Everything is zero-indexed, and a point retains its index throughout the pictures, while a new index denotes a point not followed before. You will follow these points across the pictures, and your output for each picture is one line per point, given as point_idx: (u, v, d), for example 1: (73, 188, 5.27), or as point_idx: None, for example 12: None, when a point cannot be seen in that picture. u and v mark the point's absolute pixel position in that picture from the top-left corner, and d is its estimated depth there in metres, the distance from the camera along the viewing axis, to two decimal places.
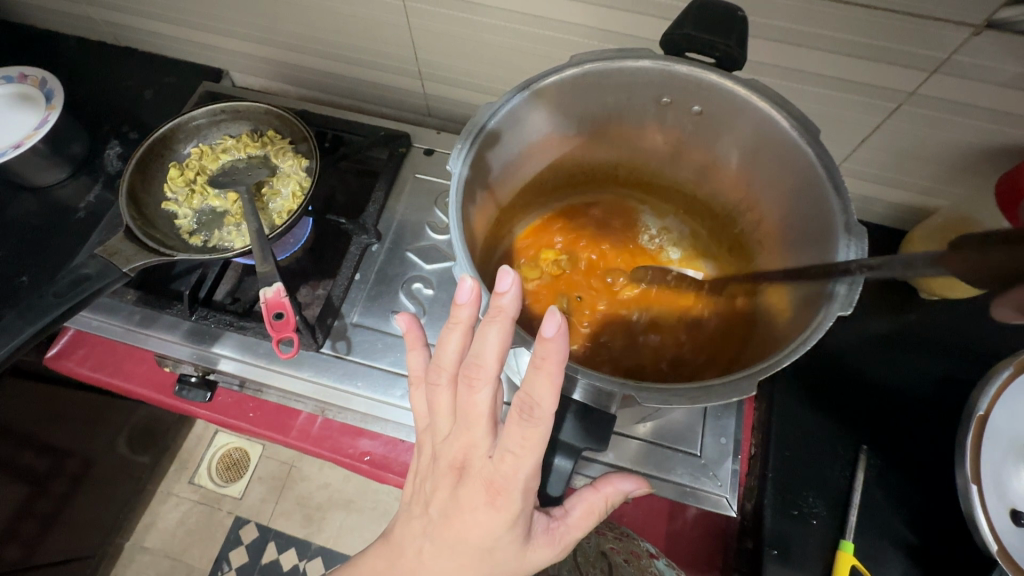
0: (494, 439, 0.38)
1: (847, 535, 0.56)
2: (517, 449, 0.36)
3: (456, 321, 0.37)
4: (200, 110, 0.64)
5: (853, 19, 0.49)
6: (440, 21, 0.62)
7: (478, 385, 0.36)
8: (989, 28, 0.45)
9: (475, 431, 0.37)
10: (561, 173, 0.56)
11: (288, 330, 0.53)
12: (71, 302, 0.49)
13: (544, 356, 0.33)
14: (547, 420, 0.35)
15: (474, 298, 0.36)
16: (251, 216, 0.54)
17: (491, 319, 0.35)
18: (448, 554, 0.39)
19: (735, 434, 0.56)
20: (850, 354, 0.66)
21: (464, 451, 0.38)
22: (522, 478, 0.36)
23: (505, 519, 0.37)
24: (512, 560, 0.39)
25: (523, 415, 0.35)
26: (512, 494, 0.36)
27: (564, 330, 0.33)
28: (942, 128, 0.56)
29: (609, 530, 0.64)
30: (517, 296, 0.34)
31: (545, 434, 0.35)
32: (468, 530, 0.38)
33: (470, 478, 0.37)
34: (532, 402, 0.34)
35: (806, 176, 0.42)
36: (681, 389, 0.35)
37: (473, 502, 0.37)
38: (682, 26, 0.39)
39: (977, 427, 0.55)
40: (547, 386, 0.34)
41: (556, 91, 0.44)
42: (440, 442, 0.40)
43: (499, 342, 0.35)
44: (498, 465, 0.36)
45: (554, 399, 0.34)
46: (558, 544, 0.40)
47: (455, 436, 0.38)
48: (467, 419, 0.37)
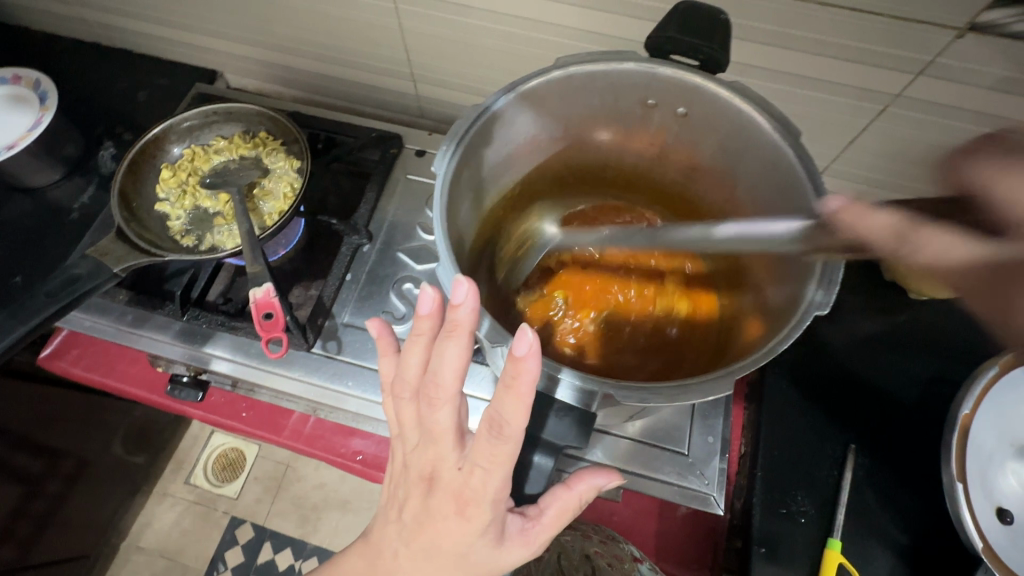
0: (462, 453, 0.37)
1: (835, 533, 0.57)
2: (486, 464, 0.36)
3: (419, 333, 0.37)
4: (193, 111, 0.64)
5: (837, 22, 0.49)
6: (431, 23, 0.63)
7: (440, 402, 0.36)
8: (971, 30, 0.46)
9: (441, 446, 0.37)
10: (549, 173, 0.56)
11: (277, 330, 0.54)
12: (64, 301, 0.50)
13: (514, 376, 0.33)
14: (515, 437, 0.35)
15: (436, 310, 0.36)
16: (241, 216, 0.55)
17: (449, 334, 0.34)
18: (423, 559, 0.39)
19: (722, 432, 0.57)
20: (839, 354, 0.66)
21: (433, 463, 0.38)
22: (491, 490, 0.36)
23: (475, 527, 0.37)
24: (486, 564, 0.39)
25: (491, 432, 0.35)
26: (481, 504, 0.37)
27: (536, 351, 0.32)
28: (928, 130, 0.57)
29: (595, 533, 0.64)
30: (474, 309, 0.33)
31: (514, 450, 0.35)
32: (440, 538, 0.38)
33: (439, 489, 0.38)
34: (500, 420, 0.34)
35: (789, 179, 0.42)
36: (659, 388, 0.35)
37: (443, 511, 0.38)
38: (666, 29, 0.40)
39: (964, 426, 0.56)
40: (515, 405, 0.34)
41: (541, 94, 0.44)
42: (409, 454, 0.40)
43: (460, 358, 0.34)
44: (467, 479, 0.37)
45: (522, 417, 0.34)
46: (533, 544, 0.40)
47: (423, 448, 0.38)
48: (433, 435, 0.37)
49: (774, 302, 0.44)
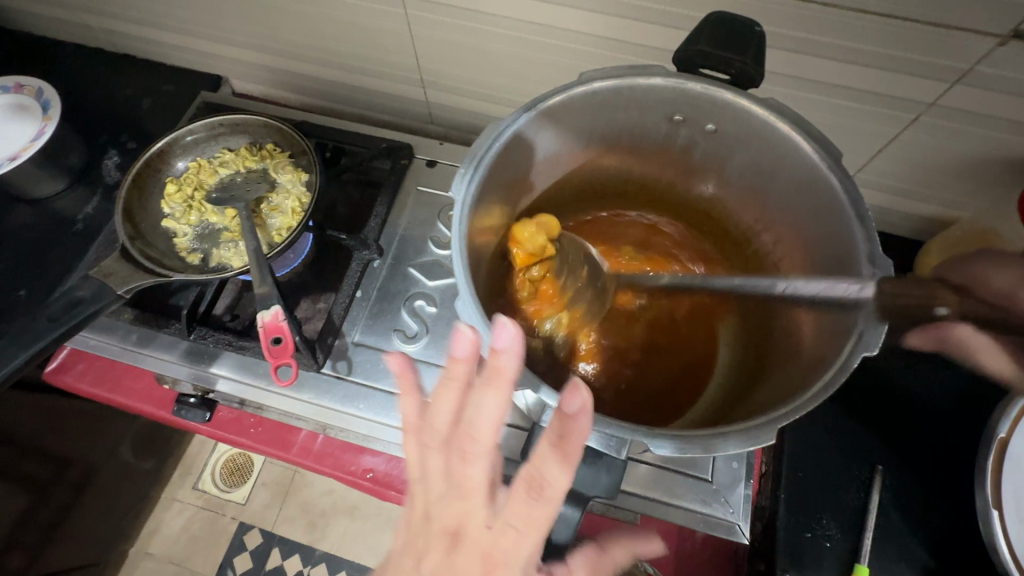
0: (492, 510, 0.37)
1: (863, 560, 0.55)
2: (519, 525, 0.36)
3: (452, 383, 0.36)
4: (198, 123, 0.62)
5: (871, 29, 0.47)
6: (443, 30, 0.61)
7: (476, 457, 0.36)
8: (1016, 37, 0.43)
9: (472, 501, 0.37)
10: (569, 190, 0.54)
11: (286, 356, 0.52)
12: (67, 325, 0.48)
13: (558, 441, 0.33)
14: (554, 500, 0.35)
15: (475, 359, 0.35)
16: (249, 234, 0.53)
17: (492, 389, 0.34)
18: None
19: (748, 458, 0.54)
20: (869, 370, 0.64)
21: (460, 517, 0.37)
22: (522, 553, 0.36)
23: None
24: None
25: (530, 491, 0.35)
26: (510, 567, 0.36)
27: (586, 412, 0.32)
28: (963, 139, 0.54)
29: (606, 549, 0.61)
30: (518, 364, 0.33)
31: (551, 514, 0.35)
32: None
33: (464, 547, 0.36)
34: (542, 482, 0.35)
35: (828, 203, 0.40)
36: (693, 436, 0.33)
37: (467, 571, 0.36)
38: (695, 42, 0.38)
39: (999, 448, 0.54)
40: (559, 466, 0.34)
41: (564, 110, 0.42)
42: (430, 507, 0.38)
43: (500, 411, 0.34)
44: (498, 538, 0.36)
45: (564, 479, 0.34)
46: None
47: (450, 501, 0.37)
48: (465, 490, 0.37)
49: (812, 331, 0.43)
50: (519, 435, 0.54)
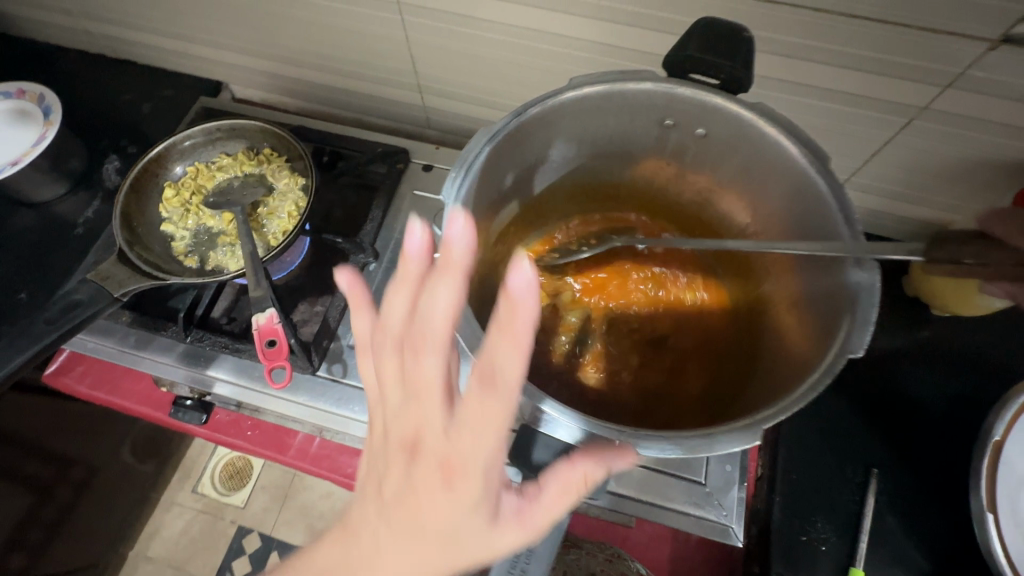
0: (449, 414, 0.33)
1: (857, 563, 0.55)
2: (476, 425, 0.32)
3: (405, 277, 0.36)
4: (196, 128, 0.62)
5: (862, 34, 0.47)
6: (440, 36, 0.61)
7: (429, 350, 0.33)
8: (1006, 42, 0.44)
9: (426, 405, 0.33)
10: (561, 194, 0.54)
11: (281, 358, 0.53)
12: (64, 328, 0.48)
13: (507, 319, 0.31)
14: (511, 391, 0.32)
15: (425, 251, 0.35)
16: (245, 237, 0.53)
17: (443, 279, 0.33)
18: (404, 547, 0.33)
19: (741, 461, 0.54)
20: (863, 373, 0.64)
21: (418, 427, 0.33)
22: (483, 456, 0.32)
23: (463, 503, 0.32)
24: (474, 551, 0.33)
25: (482, 385, 0.32)
26: (470, 473, 0.32)
27: (532, 284, 0.30)
28: (957, 143, 0.54)
29: (599, 550, 0.61)
30: (469, 253, 0.33)
31: (507, 406, 0.31)
32: (425, 516, 0.32)
33: (422, 457, 0.33)
34: (492, 369, 0.31)
35: (816, 207, 0.40)
36: (680, 436, 0.34)
37: (428, 483, 0.32)
38: (685, 47, 0.38)
39: (994, 451, 0.54)
40: (513, 350, 0.31)
41: (554, 114, 0.42)
42: (388, 416, 0.35)
43: (451, 299, 0.33)
44: (455, 443, 0.32)
45: (517, 366, 0.31)
46: (531, 526, 0.33)
47: (406, 410, 0.34)
48: (419, 389, 0.34)
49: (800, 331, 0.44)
50: None
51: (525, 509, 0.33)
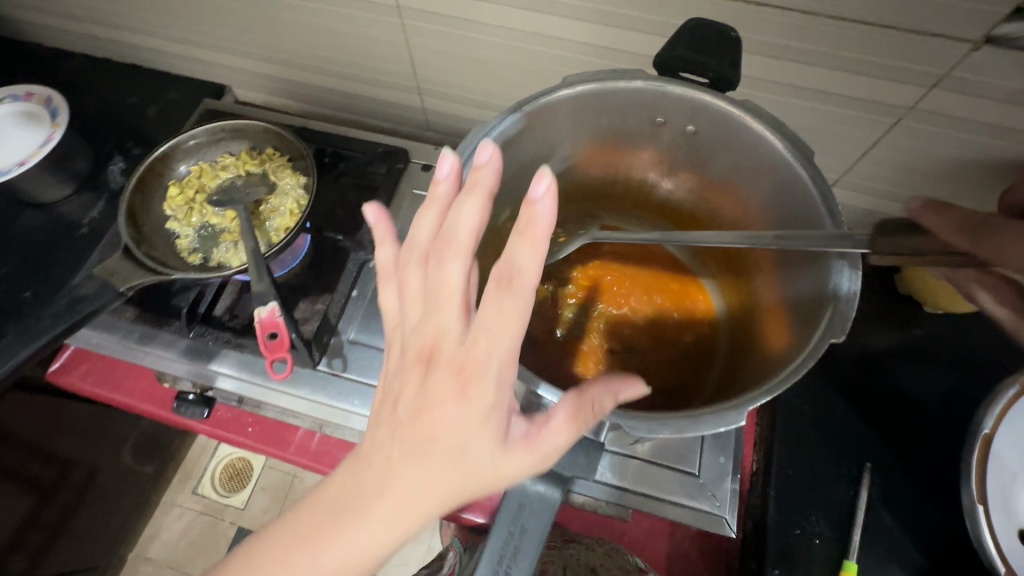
0: (466, 325, 0.34)
1: (851, 556, 0.55)
2: (493, 326, 0.32)
3: (434, 198, 0.38)
4: (200, 128, 0.63)
5: (849, 35, 0.48)
6: (438, 39, 0.63)
7: (450, 258, 0.34)
8: (988, 43, 0.45)
9: (445, 314, 0.34)
10: (556, 191, 0.55)
11: (282, 350, 0.54)
12: (70, 321, 0.49)
13: (529, 221, 0.33)
14: (528, 292, 0.32)
15: (455, 171, 0.37)
16: (248, 234, 0.55)
17: (470, 191, 0.35)
18: (415, 462, 0.32)
19: (734, 453, 0.55)
20: (856, 369, 0.65)
21: (435, 336, 0.34)
22: (499, 360, 0.32)
23: (476, 411, 0.32)
24: (485, 466, 0.33)
25: (500, 285, 0.32)
26: (483, 380, 0.32)
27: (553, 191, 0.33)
28: (944, 142, 0.56)
29: (597, 545, 0.61)
30: (497, 170, 0.35)
31: (524, 307, 0.32)
32: (436, 429, 0.32)
33: (436, 366, 0.33)
34: (511, 270, 0.32)
35: (802, 201, 0.41)
36: (668, 418, 0.35)
37: (442, 391, 0.32)
38: (674, 48, 0.39)
39: (984, 445, 0.55)
40: (532, 251, 0.32)
41: (548, 113, 0.43)
42: (405, 332, 0.35)
43: (477, 213, 0.35)
44: (470, 351, 0.32)
45: (536, 263, 0.32)
46: (539, 451, 0.34)
47: (425, 321, 0.34)
48: (437, 298, 0.34)
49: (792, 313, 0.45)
50: None
51: (536, 431, 0.33)
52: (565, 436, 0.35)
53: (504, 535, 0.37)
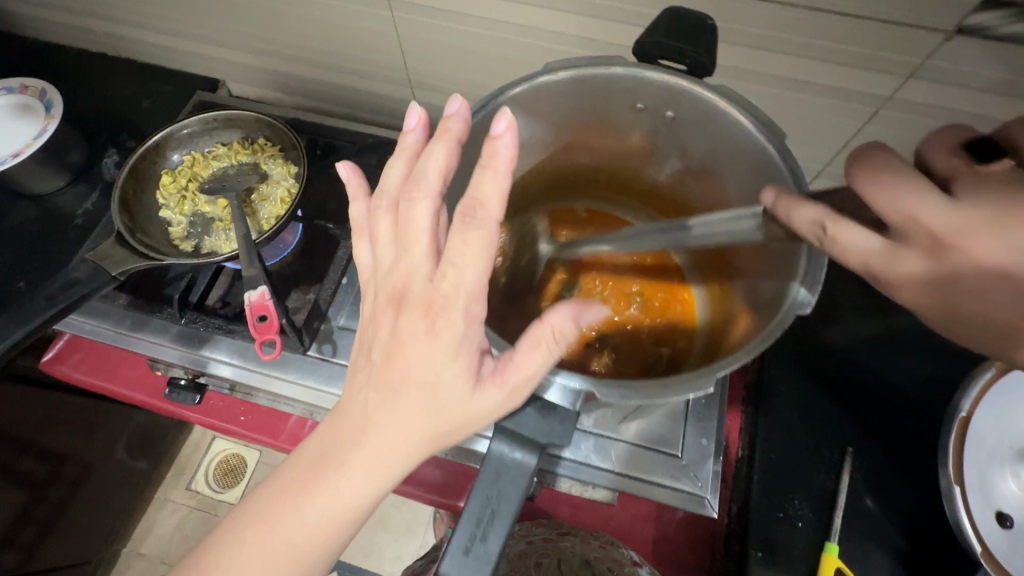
0: (435, 263, 0.36)
1: (833, 538, 0.56)
2: (459, 259, 0.35)
3: (404, 148, 0.41)
4: (193, 117, 0.64)
5: (826, 26, 0.49)
6: (428, 31, 0.64)
7: (418, 198, 0.37)
8: (961, 33, 0.46)
9: (415, 254, 0.36)
10: (542, 177, 0.57)
11: (271, 333, 0.54)
12: (63, 305, 0.50)
13: (489, 156, 0.36)
14: (488, 223, 0.35)
15: (423, 122, 0.40)
16: (239, 221, 0.55)
17: (438, 138, 0.38)
18: (393, 400, 0.35)
19: (716, 435, 0.56)
20: (839, 357, 0.66)
21: (405, 277, 0.36)
22: (464, 293, 0.35)
23: (445, 344, 0.34)
24: (456, 404, 0.35)
25: (465, 218, 0.35)
26: (451, 312, 0.34)
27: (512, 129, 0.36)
28: (922, 131, 0.57)
29: (593, 538, 0.63)
30: (464, 118, 0.39)
31: (487, 237, 0.35)
32: (410, 365, 0.35)
33: (408, 303, 0.35)
34: (474, 203, 0.35)
35: (775, 183, 0.43)
36: (640, 384, 0.36)
37: (413, 329, 0.35)
38: (653, 33, 0.40)
39: (961, 427, 0.56)
40: (492, 184, 0.35)
41: (529, 98, 0.44)
42: (381, 275, 0.38)
43: (444, 157, 0.37)
44: (438, 284, 0.35)
45: (496, 196, 0.36)
46: (507, 387, 0.35)
47: (396, 263, 0.37)
48: (408, 237, 0.37)
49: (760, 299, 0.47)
50: None
51: (505, 365, 0.35)
52: (534, 370, 0.35)
53: (481, 498, 0.36)
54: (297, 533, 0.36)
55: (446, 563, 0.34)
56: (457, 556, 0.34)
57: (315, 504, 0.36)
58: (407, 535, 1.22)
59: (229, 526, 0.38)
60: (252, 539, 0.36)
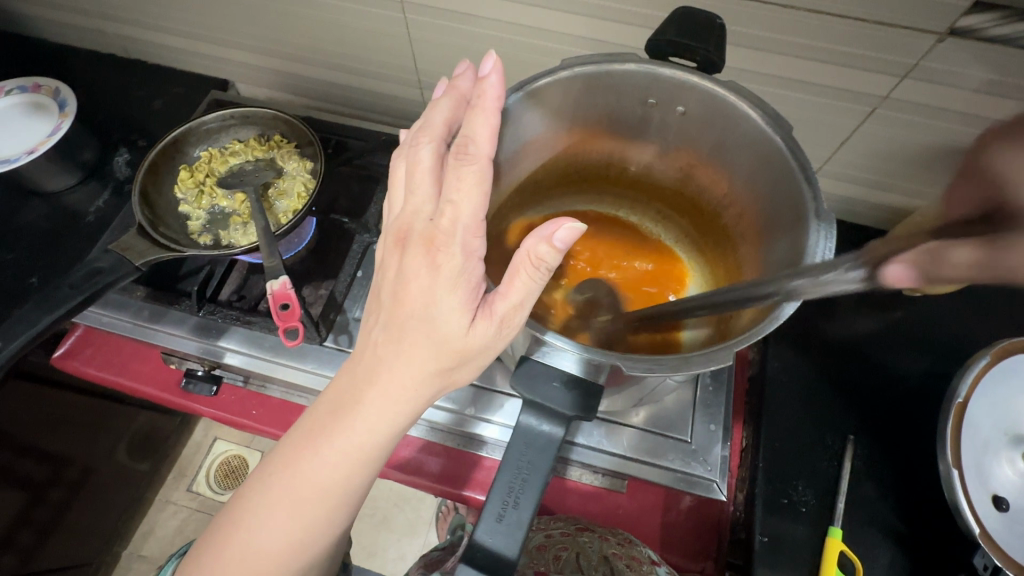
0: (437, 202, 0.39)
1: (836, 522, 0.58)
2: (455, 194, 0.37)
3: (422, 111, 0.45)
4: (211, 115, 0.66)
5: (825, 28, 0.52)
6: (440, 33, 0.65)
7: (422, 142, 0.40)
8: (953, 35, 0.49)
9: (419, 195, 0.39)
10: (556, 172, 0.59)
11: (293, 321, 0.55)
12: (87, 292, 0.51)
13: (480, 96, 0.39)
14: (483, 156, 0.38)
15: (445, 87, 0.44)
16: (258, 214, 0.57)
17: (447, 94, 0.42)
18: (400, 337, 0.38)
19: (724, 420, 0.59)
20: (839, 349, 0.68)
21: (410, 218, 0.39)
22: (461, 225, 0.37)
23: (443, 278, 0.37)
24: (455, 336, 0.37)
25: (460, 154, 0.38)
26: (450, 246, 0.37)
27: (499, 71, 0.39)
28: (916, 129, 0.59)
29: (611, 534, 0.62)
30: (473, 80, 0.43)
31: (479, 170, 0.37)
32: (413, 300, 0.38)
33: (412, 241, 0.38)
34: (467, 140, 0.38)
35: (779, 167, 0.45)
36: (662, 359, 0.37)
37: (416, 265, 0.38)
38: (665, 33, 0.42)
39: (958, 412, 0.57)
40: (484, 123, 0.39)
41: (547, 94, 0.46)
42: (391, 219, 0.41)
43: (448, 108, 0.41)
44: (438, 221, 0.38)
45: (489, 132, 0.39)
46: (499, 320, 0.37)
47: (403, 206, 0.40)
48: (414, 179, 0.39)
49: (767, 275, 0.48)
50: (479, 391, 0.63)
51: (493, 298, 0.37)
52: (517, 299, 0.36)
53: (511, 470, 0.38)
54: (322, 471, 0.41)
55: (482, 528, 0.37)
56: (491, 522, 0.37)
57: (336, 442, 0.40)
58: (410, 535, 1.22)
59: (262, 471, 0.43)
60: (281, 480, 0.41)
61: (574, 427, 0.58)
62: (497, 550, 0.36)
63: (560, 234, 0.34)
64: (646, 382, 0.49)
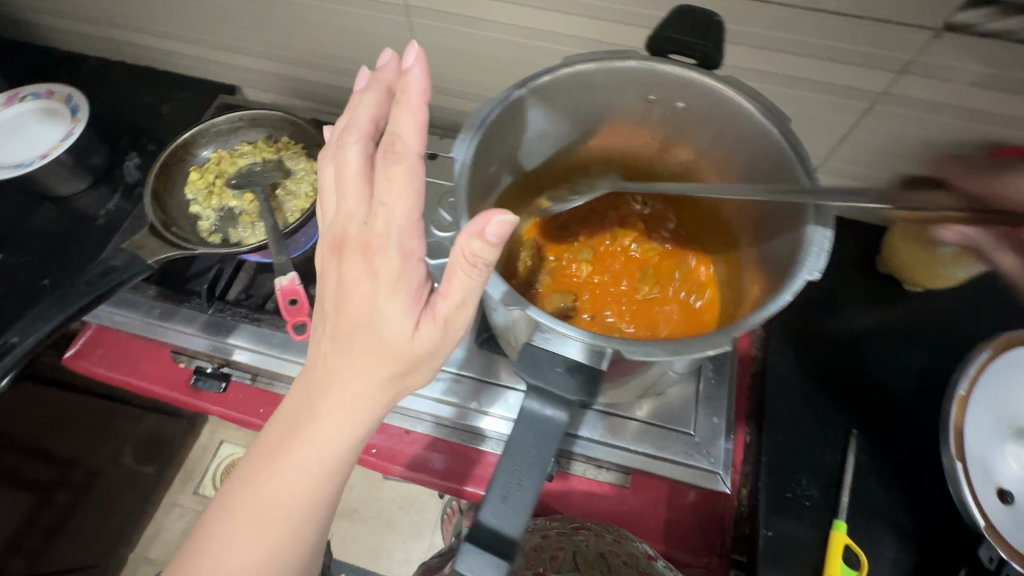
0: (369, 204, 0.39)
1: (840, 516, 0.58)
2: (387, 197, 0.37)
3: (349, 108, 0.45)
4: (221, 118, 0.68)
5: (821, 25, 0.53)
6: (444, 36, 0.67)
7: (349, 143, 0.40)
8: (948, 30, 0.49)
9: (351, 199, 0.39)
10: (556, 169, 0.60)
11: (301, 316, 0.57)
12: (101, 290, 0.52)
13: (404, 91, 0.39)
14: (409, 153, 0.38)
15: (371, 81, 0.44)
16: (267, 213, 0.59)
17: (372, 88, 0.43)
18: (346, 348, 0.39)
19: (727, 413, 0.59)
20: (840, 345, 0.68)
21: (344, 223, 0.40)
22: (396, 227, 0.37)
23: (383, 283, 0.37)
24: (398, 340, 0.38)
25: (387, 154, 0.38)
26: (386, 250, 0.37)
27: (422, 62, 0.39)
28: (914, 124, 0.60)
29: (607, 532, 0.64)
30: (396, 68, 0.44)
31: (408, 168, 0.37)
32: (356, 310, 0.38)
33: (349, 248, 0.39)
34: (394, 137, 0.38)
35: (777, 159, 0.46)
36: (661, 343, 0.38)
37: (355, 272, 0.38)
38: (666, 29, 0.44)
39: (960, 404, 0.58)
40: (409, 118, 0.38)
41: (550, 90, 0.47)
42: (327, 226, 0.41)
43: (375, 104, 0.42)
44: (373, 225, 0.38)
45: (414, 129, 0.38)
46: (441, 319, 0.38)
47: (336, 211, 0.40)
48: (345, 182, 0.40)
49: (769, 262, 0.49)
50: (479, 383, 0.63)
51: (436, 299, 0.38)
52: (458, 296, 0.37)
53: (516, 452, 0.39)
54: (283, 488, 0.41)
55: (486, 510, 0.38)
56: (495, 503, 0.38)
57: (294, 458, 0.40)
58: (414, 537, 1.23)
59: (224, 495, 0.43)
60: (243, 501, 0.41)
61: (578, 420, 0.59)
62: (501, 530, 0.37)
63: (490, 228, 0.34)
64: (650, 373, 0.49)
